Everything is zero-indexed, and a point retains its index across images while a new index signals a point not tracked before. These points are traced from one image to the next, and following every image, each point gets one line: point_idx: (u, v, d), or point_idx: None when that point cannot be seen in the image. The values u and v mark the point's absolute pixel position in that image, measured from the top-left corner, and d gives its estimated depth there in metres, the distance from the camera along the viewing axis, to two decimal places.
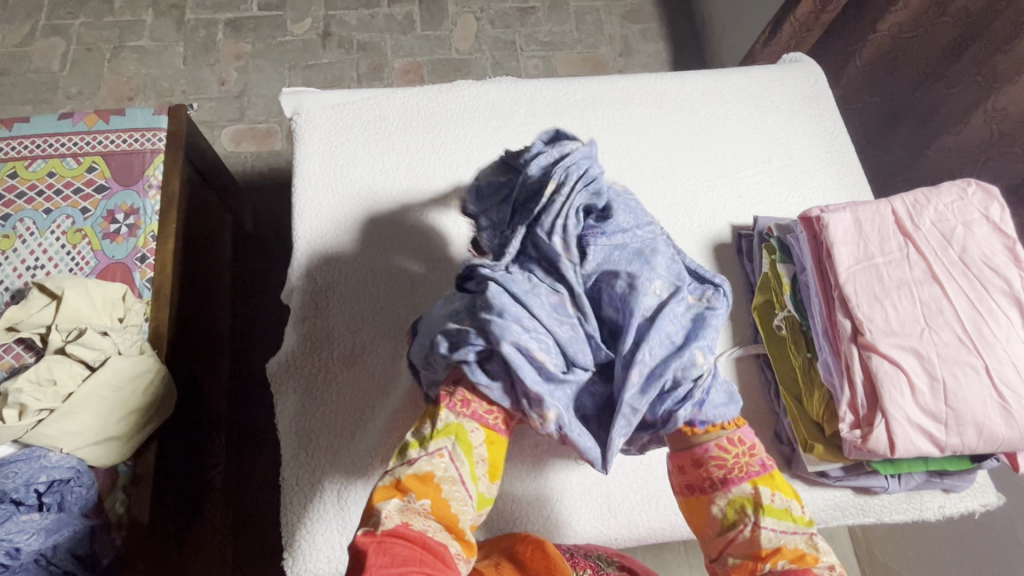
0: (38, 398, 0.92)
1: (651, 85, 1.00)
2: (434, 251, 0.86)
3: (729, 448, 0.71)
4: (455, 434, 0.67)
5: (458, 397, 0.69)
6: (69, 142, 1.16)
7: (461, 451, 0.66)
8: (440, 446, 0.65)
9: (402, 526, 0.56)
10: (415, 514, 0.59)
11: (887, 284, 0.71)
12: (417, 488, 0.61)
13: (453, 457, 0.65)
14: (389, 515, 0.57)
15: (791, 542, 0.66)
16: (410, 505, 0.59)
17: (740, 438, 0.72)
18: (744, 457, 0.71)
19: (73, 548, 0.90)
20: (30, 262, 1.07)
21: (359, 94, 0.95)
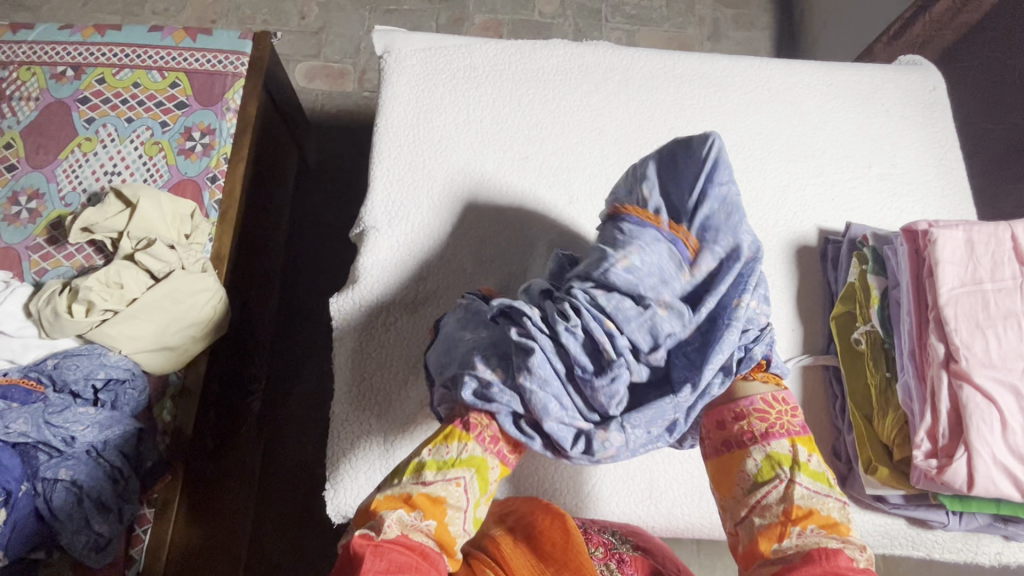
0: (106, 298, 0.95)
1: (754, 70, 0.95)
2: (507, 209, 0.85)
3: (773, 406, 0.69)
4: (475, 467, 0.64)
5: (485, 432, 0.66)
6: (156, 55, 1.17)
7: (476, 484, 0.64)
8: (458, 475, 0.63)
9: (401, 538, 0.54)
10: (416, 529, 0.56)
11: (992, 312, 0.67)
12: (425, 508, 0.58)
13: (468, 489, 0.63)
14: (392, 525, 0.55)
15: (822, 509, 0.62)
16: (413, 523, 0.57)
17: (785, 399, 0.70)
18: (787, 417, 0.69)
19: (122, 446, 0.92)
20: (109, 167, 1.10)
21: (451, 39, 0.93)
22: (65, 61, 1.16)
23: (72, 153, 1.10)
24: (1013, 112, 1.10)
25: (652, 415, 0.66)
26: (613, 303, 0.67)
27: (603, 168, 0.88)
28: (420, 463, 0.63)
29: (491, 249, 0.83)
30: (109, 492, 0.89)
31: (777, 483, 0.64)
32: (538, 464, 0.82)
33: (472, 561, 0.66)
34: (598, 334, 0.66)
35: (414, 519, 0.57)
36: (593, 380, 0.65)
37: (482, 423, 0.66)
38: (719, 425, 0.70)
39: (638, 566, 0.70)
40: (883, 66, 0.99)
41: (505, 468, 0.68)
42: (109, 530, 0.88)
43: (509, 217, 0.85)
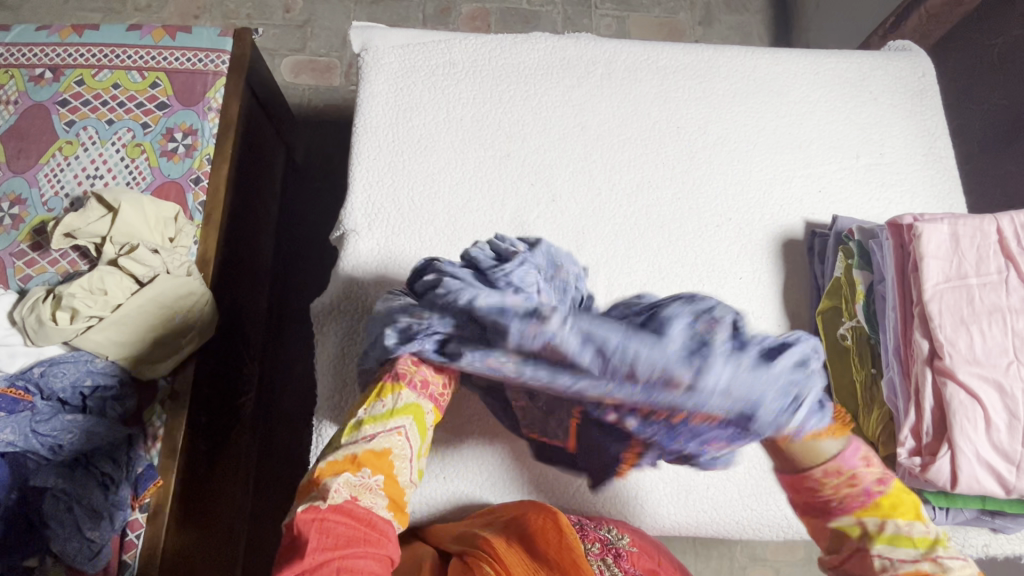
0: (90, 304, 0.94)
1: (741, 59, 0.94)
2: (487, 208, 0.84)
3: (831, 477, 0.58)
4: (411, 413, 0.67)
5: (412, 377, 0.68)
6: (136, 55, 1.15)
7: (416, 431, 0.67)
8: (398, 424, 0.66)
9: (352, 499, 0.58)
10: (365, 487, 0.59)
11: (977, 308, 0.67)
12: (371, 462, 0.62)
13: (409, 436, 0.66)
14: (338, 490, 0.57)
15: (908, 566, 0.53)
16: (361, 481, 0.59)
17: (840, 466, 0.59)
18: (846, 487, 0.58)
19: (112, 451, 0.92)
20: (91, 171, 1.09)
21: (430, 35, 0.92)
22: (44, 63, 1.14)
23: (54, 156, 1.09)
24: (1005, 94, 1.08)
25: (597, 330, 0.57)
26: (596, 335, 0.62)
27: (587, 165, 0.87)
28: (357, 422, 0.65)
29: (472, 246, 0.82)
30: (101, 499, 0.89)
31: (856, 551, 0.56)
32: (525, 466, 0.82)
33: (467, 558, 0.64)
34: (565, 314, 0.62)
35: (362, 478, 0.60)
36: (505, 268, 0.63)
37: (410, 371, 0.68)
38: (797, 486, 0.61)
39: (634, 560, 0.68)
40: (872, 52, 0.98)
41: (438, 411, 0.71)
42: (101, 535, 0.88)
43: (487, 215, 0.84)
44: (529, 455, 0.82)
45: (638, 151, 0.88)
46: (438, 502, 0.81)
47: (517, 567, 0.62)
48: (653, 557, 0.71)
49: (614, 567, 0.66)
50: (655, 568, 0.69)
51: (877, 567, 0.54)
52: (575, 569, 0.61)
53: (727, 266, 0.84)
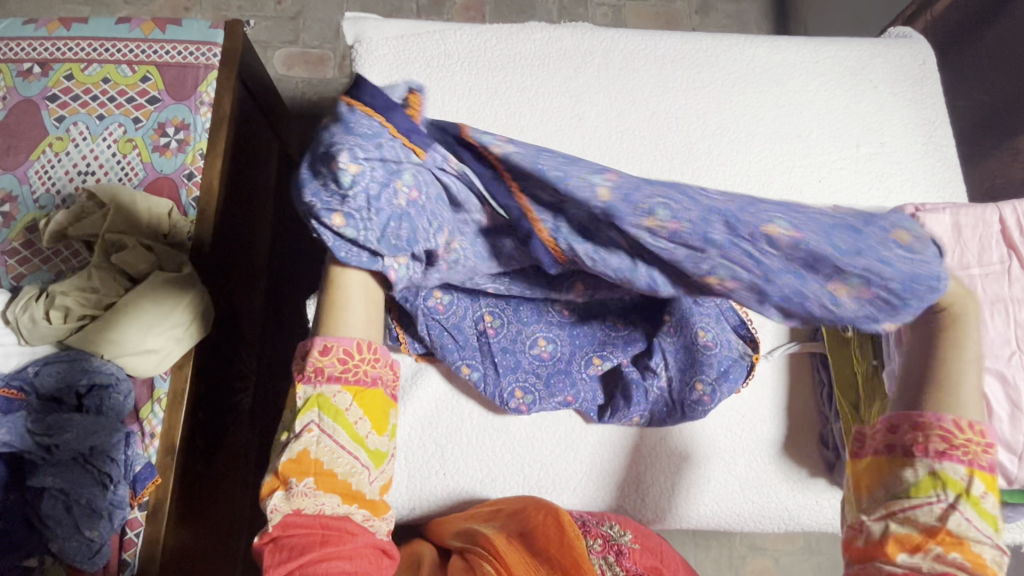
0: (83, 303, 0.95)
1: (739, 48, 0.93)
2: None
3: (962, 430, 0.48)
4: (318, 405, 0.50)
5: (314, 360, 0.52)
6: (125, 48, 1.13)
7: (333, 420, 0.50)
8: (305, 423, 0.50)
9: (292, 515, 0.48)
10: (302, 497, 0.48)
11: (979, 298, 0.67)
12: (295, 472, 0.49)
13: (324, 430, 0.50)
14: (276, 509, 0.48)
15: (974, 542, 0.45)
16: (300, 492, 0.48)
17: (978, 429, 0.48)
18: (972, 449, 0.47)
19: (109, 450, 0.90)
20: (82, 167, 1.07)
21: (424, 26, 0.90)
22: (32, 57, 1.12)
23: (44, 153, 1.07)
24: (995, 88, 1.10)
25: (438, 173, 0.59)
26: (375, 165, 0.51)
27: (585, 157, 0.86)
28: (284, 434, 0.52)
29: None
30: (100, 498, 0.88)
31: (932, 500, 0.46)
32: (524, 462, 0.81)
33: (468, 555, 0.64)
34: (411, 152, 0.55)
35: (292, 488, 0.49)
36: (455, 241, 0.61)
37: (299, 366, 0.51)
38: (915, 424, 0.49)
39: (636, 558, 0.68)
40: (871, 40, 0.97)
41: (359, 389, 0.52)
42: (101, 535, 0.88)
43: None
44: (530, 451, 0.82)
45: (637, 142, 0.87)
46: (439, 498, 0.80)
47: (517, 565, 0.61)
48: (656, 555, 0.70)
49: (615, 566, 0.66)
50: (658, 565, 0.68)
51: (952, 520, 0.45)
52: (576, 568, 0.59)
53: None
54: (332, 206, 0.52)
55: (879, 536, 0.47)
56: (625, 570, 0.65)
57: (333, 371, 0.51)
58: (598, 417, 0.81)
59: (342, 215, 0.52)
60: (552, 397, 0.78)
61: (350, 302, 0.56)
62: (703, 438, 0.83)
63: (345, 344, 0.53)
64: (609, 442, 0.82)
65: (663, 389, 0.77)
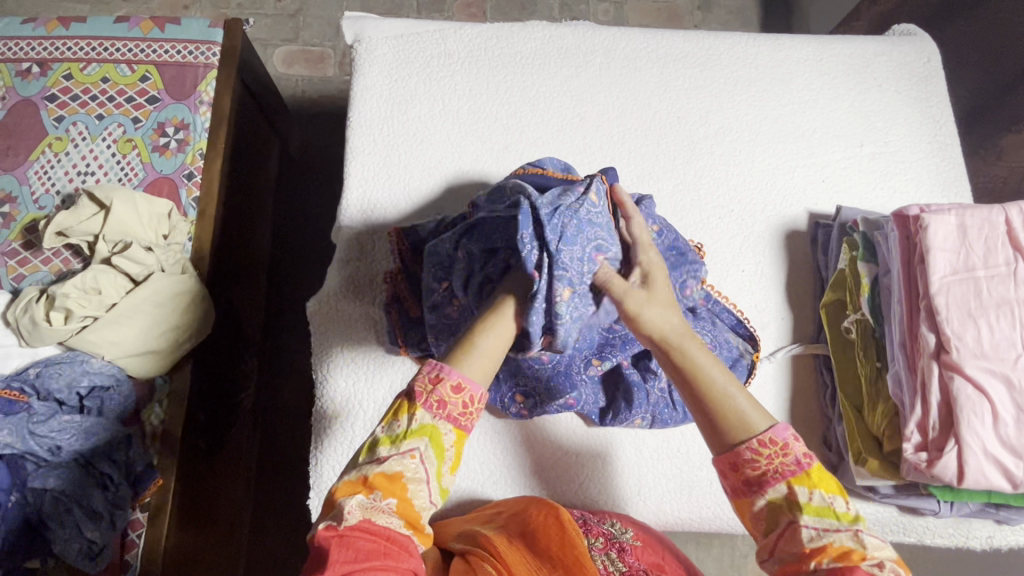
0: (84, 305, 0.93)
1: (741, 46, 0.92)
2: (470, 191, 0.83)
3: (761, 449, 0.51)
4: (428, 435, 0.49)
5: (444, 393, 0.49)
6: (123, 48, 1.13)
7: (434, 454, 0.49)
8: (411, 447, 0.48)
9: (365, 521, 0.45)
10: (378, 511, 0.45)
11: (984, 300, 0.67)
12: (384, 487, 0.46)
13: (425, 461, 0.48)
14: (352, 511, 0.45)
15: (835, 541, 0.49)
16: (375, 504, 0.46)
17: (772, 438, 0.51)
18: (779, 459, 0.51)
19: (110, 453, 0.91)
20: (82, 167, 1.07)
21: (424, 25, 0.89)
22: (31, 57, 1.12)
23: (44, 153, 1.07)
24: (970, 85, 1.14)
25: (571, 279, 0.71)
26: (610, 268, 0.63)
27: (587, 157, 0.86)
28: (374, 441, 0.49)
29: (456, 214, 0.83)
30: (99, 499, 0.88)
31: (784, 526, 0.50)
32: (525, 464, 0.81)
33: (470, 557, 0.62)
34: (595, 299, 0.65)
35: (375, 500, 0.46)
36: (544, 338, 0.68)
37: (427, 389, 0.49)
38: (731, 466, 0.52)
39: (639, 555, 0.68)
40: (876, 37, 0.96)
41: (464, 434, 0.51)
42: (101, 537, 0.87)
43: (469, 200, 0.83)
44: (531, 453, 0.81)
45: (639, 142, 0.87)
46: (441, 500, 0.80)
47: (518, 564, 0.60)
48: (658, 553, 0.70)
49: (617, 562, 0.66)
50: (660, 563, 0.68)
51: (803, 537, 0.49)
52: (578, 566, 0.60)
53: (729, 259, 0.83)
54: (572, 278, 0.59)
55: (776, 574, 0.51)
56: (627, 568, 0.65)
57: (456, 412, 0.49)
58: (600, 419, 0.80)
59: (571, 290, 0.59)
60: (555, 400, 0.76)
61: (480, 350, 0.54)
62: (705, 438, 0.82)
63: (476, 393, 0.50)
64: (611, 445, 0.82)
65: (664, 390, 0.78)
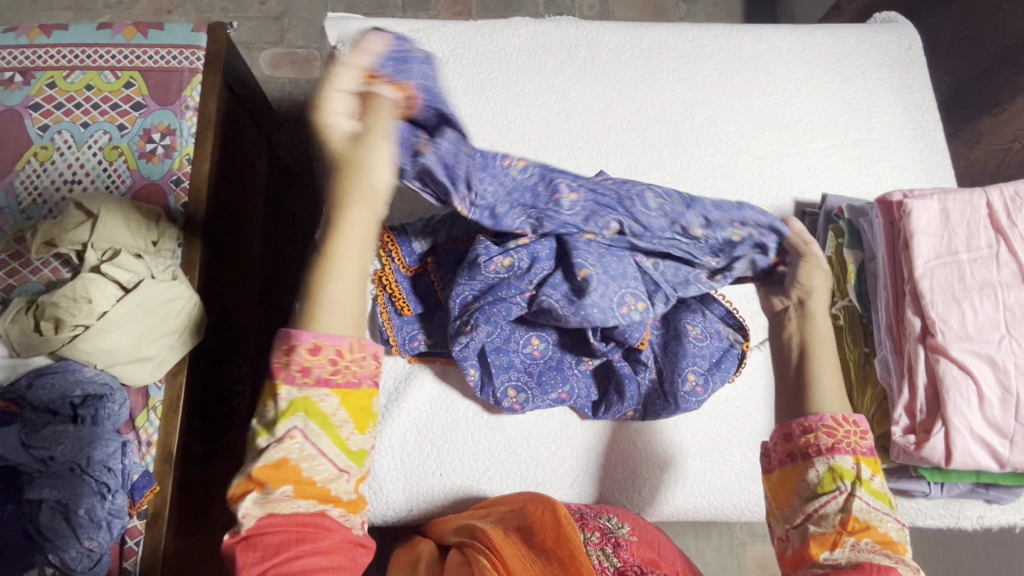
0: (74, 313, 0.92)
1: (724, 37, 0.92)
2: None
3: (842, 424, 0.50)
4: (302, 410, 0.43)
5: (300, 359, 0.43)
6: (107, 54, 1.12)
7: (319, 426, 0.43)
8: (288, 427, 0.43)
9: (265, 518, 0.42)
10: (275, 502, 0.42)
11: (968, 283, 0.68)
12: (272, 478, 0.42)
13: (309, 436, 0.43)
14: (247, 514, 0.42)
15: (881, 525, 0.47)
16: (271, 499, 0.42)
17: (857, 418, 0.51)
18: (855, 436, 0.50)
19: (105, 461, 0.90)
20: (68, 176, 1.06)
21: (407, 24, 0.89)
22: (13, 66, 1.11)
23: (29, 163, 1.06)
24: (953, 71, 1.15)
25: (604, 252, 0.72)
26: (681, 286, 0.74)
27: (574, 152, 0.86)
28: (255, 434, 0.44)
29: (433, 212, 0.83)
30: (98, 508, 0.88)
31: (836, 495, 0.48)
32: (520, 459, 0.81)
33: (467, 550, 0.63)
34: (541, 285, 0.72)
35: (268, 493, 0.42)
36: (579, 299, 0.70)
37: (284, 362, 0.43)
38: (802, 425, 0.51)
39: (634, 550, 0.67)
40: (857, 25, 0.96)
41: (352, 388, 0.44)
42: (100, 544, 0.87)
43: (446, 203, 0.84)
44: (525, 449, 0.82)
45: (625, 136, 0.87)
46: (437, 498, 0.80)
47: (513, 558, 0.60)
48: (654, 548, 0.70)
49: (612, 557, 0.65)
50: (655, 558, 0.67)
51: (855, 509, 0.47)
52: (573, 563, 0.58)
53: None
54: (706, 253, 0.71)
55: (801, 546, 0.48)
56: (622, 562, 0.64)
57: (323, 374, 0.43)
58: (592, 413, 0.81)
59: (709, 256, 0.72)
60: (545, 394, 0.78)
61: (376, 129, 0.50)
62: (696, 428, 0.83)
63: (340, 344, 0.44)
64: (604, 438, 0.83)
65: (653, 381, 0.78)
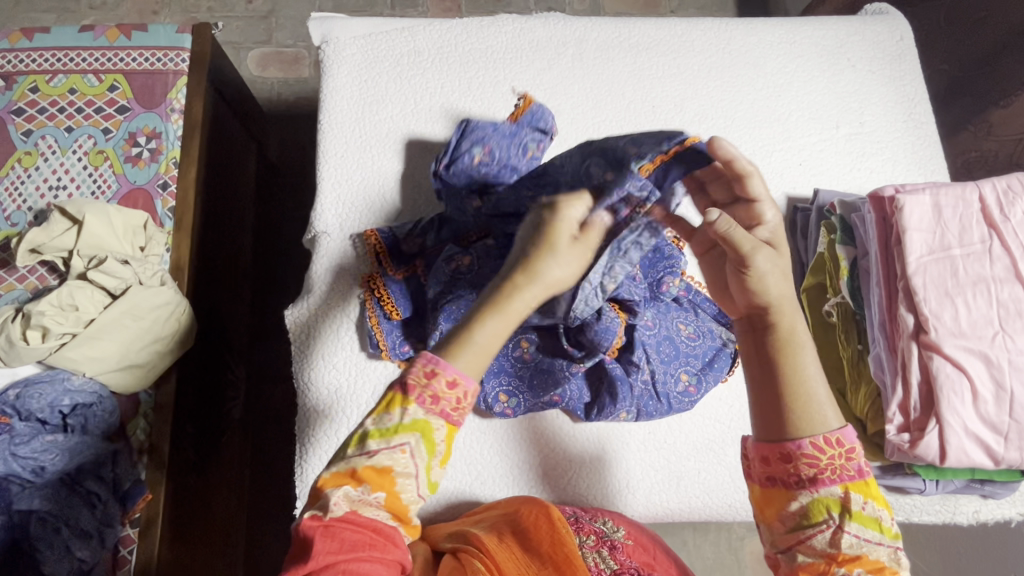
0: (61, 322, 0.91)
1: (714, 31, 0.91)
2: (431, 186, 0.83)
3: (826, 448, 0.49)
4: (420, 430, 0.46)
5: (436, 387, 0.46)
6: (90, 57, 1.10)
7: (424, 448, 0.47)
8: (401, 442, 0.46)
9: (351, 513, 0.45)
10: (365, 503, 0.45)
11: (961, 279, 0.67)
12: (371, 481, 0.45)
13: (414, 456, 0.46)
14: (337, 503, 0.44)
15: (872, 552, 0.48)
16: (360, 497, 0.45)
17: (841, 439, 0.50)
18: (841, 461, 0.49)
19: (96, 469, 0.89)
20: (53, 181, 1.05)
21: (392, 22, 0.88)
22: None
23: (12, 168, 1.05)
24: (952, 58, 1.15)
25: None
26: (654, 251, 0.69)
27: (563, 150, 0.85)
28: (362, 431, 0.47)
29: (418, 209, 0.82)
30: (89, 519, 0.87)
31: (824, 526, 0.48)
32: (513, 462, 0.81)
33: (460, 554, 0.62)
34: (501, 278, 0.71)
35: (362, 492, 0.45)
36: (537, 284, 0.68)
37: (420, 383, 0.46)
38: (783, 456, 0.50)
39: (629, 552, 0.67)
40: (848, 17, 0.95)
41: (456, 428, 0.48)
42: (92, 555, 0.86)
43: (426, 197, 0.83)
44: (517, 451, 0.81)
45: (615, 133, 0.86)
46: (430, 502, 0.79)
47: (506, 563, 0.60)
48: (649, 552, 0.69)
49: (609, 559, 0.65)
50: (651, 561, 0.67)
51: (844, 542, 0.47)
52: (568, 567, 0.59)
53: None
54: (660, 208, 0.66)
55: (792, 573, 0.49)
56: (618, 565, 0.64)
57: (449, 407, 0.47)
58: (585, 415, 0.79)
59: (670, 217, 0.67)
60: (536, 398, 0.77)
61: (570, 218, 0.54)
62: (689, 428, 0.83)
63: (470, 388, 0.47)
64: (597, 439, 0.82)
65: (648, 381, 0.77)
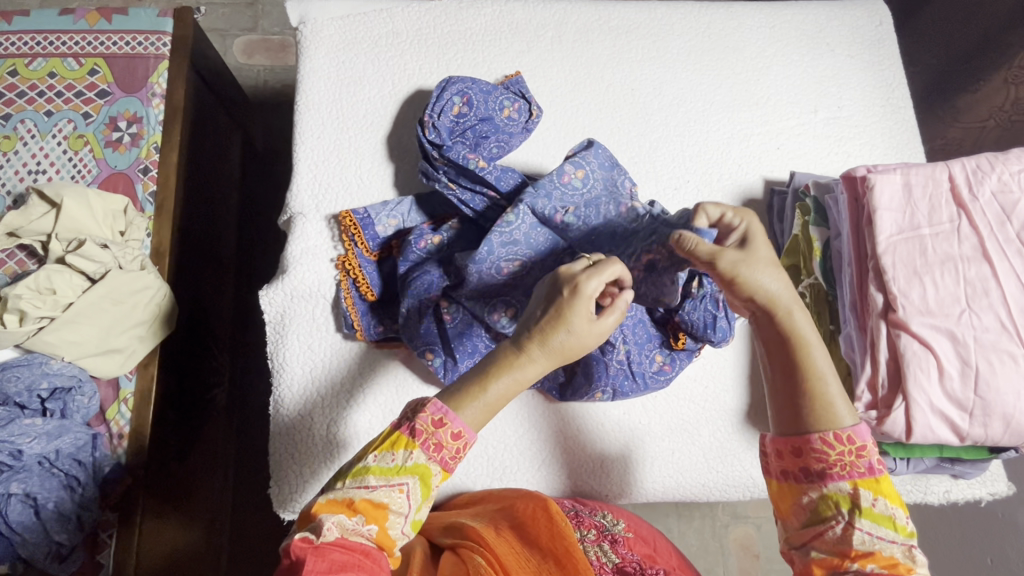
0: (38, 305, 0.90)
1: (694, 15, 0.91)
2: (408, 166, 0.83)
3: (836, 444, 0.48)
4: (420, 473, 0.48)
5: (441, 435, 0.48)
6: (70, 40, 1.09)
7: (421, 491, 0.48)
8: (401, 480, 0.48)
9: (342, 539, 0.42)
10: (357, 533, 0.44)
11: (929, 258, 0.68)
12: (367, 513, 0.45)
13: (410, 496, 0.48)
14: (331, 528, 0.42)
15: (885, 548, 0.46)
16: (353, 527, 0.44)
17: (852, 436, 0.48)
18: (852, 457, 0.48)
19: (75, 453, 0.89)
20: (32, 165, 1.04)
21: (370, 4, 0.88)
22: None
23: None
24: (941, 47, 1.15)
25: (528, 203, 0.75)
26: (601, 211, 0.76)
27: (541, 132, 0.85)
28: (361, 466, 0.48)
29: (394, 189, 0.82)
30: (68, 501, 0.87)
31: (833, 522, 0.48)
32: (489, 443, 0.81)
33: (458, 550, 0.61)
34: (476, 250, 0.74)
35: (356, 523, 0.44)
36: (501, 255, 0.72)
37: (428, 430, 0.48)
38: (793, 450, 0.50)
39: (630, 545, 0.68)
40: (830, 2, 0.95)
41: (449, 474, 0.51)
42: (69, 538, 0.86)
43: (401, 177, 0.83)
44: (493, 433, 0.81)
45: (592, 116, 0.86)
46: None
47: (507, 556, 0.59)
48: (651, 544, 0.70)
49: (610, 553, 0.66)
50: (652, 553, 0.68)
51: (856, 539, 0.46)
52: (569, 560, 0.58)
53: None
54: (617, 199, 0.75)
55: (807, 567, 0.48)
56: (621, 560, 0.65)
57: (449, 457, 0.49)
58: (560, 395, 0.80)
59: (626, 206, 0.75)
60: None
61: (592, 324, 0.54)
62: (663, 408, 0.83)
63: (471, 441, 0.50)
64: (572, 419, 0.82)
65: (623, 361, 0.77)
